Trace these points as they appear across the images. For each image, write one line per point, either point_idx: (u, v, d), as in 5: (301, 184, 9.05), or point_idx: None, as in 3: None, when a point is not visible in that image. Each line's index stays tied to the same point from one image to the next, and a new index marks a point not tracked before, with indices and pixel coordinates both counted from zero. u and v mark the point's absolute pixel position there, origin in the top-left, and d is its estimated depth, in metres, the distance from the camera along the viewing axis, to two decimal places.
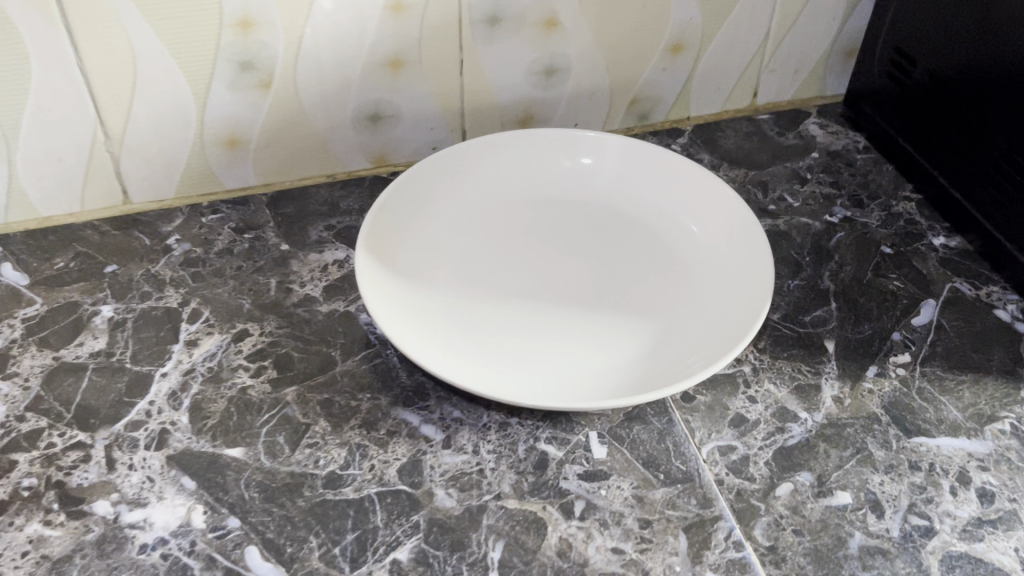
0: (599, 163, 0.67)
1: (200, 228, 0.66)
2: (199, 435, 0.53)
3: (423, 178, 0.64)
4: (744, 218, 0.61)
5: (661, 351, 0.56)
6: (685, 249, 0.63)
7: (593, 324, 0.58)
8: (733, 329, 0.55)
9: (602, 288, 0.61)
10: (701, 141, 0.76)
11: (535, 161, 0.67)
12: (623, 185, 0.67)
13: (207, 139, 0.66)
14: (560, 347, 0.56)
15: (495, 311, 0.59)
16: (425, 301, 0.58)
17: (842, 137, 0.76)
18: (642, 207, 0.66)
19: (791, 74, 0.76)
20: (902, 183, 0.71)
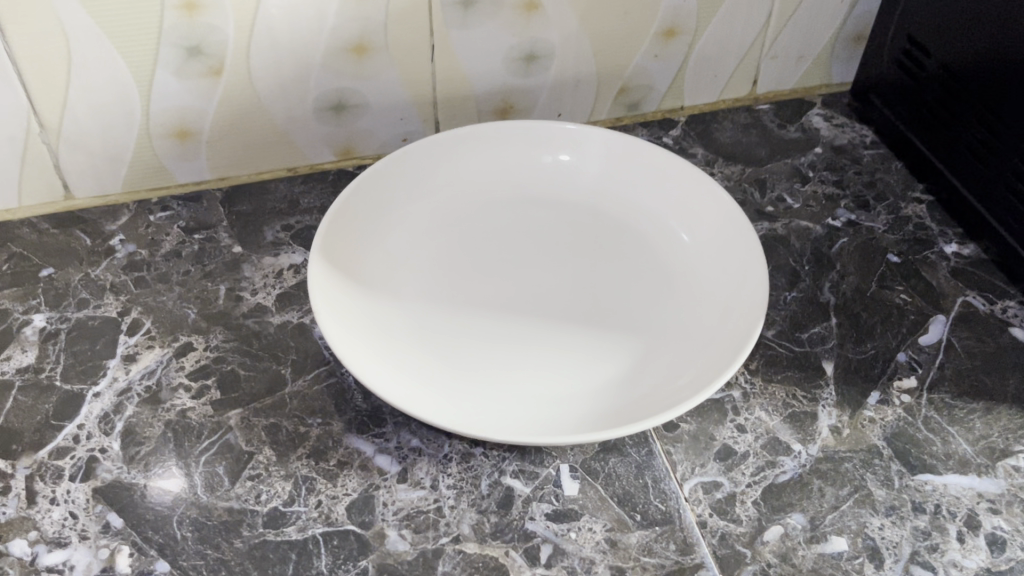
0: (580, 160, 0.62)
1: (147, 227, 0.61)
2: (130, 465, 0.48)
3: (387, 178, 0.58)
4: (737, 222, 0.55)
5: (644, 375, 0.51)
6: (674, 258, 0.57)
7: (568, 342, 0.53)
8: (722, 349, 0.49)
9: (581, 302, 0.55)
10: (695, 134, 0.70)
11: (510, 158, 0.62)
12: (607, 184, 0.61)
13: (154, 131, 0.61)
14: (532, 371, 0.51)
15: (462, 329, 0.54)
16: (385, 317, 0.53)
17: (848, 130, 0.70)
18: (627, 209, 0.60)
19: (795, 61, 0.70)
20: (911, 182, 0.66)
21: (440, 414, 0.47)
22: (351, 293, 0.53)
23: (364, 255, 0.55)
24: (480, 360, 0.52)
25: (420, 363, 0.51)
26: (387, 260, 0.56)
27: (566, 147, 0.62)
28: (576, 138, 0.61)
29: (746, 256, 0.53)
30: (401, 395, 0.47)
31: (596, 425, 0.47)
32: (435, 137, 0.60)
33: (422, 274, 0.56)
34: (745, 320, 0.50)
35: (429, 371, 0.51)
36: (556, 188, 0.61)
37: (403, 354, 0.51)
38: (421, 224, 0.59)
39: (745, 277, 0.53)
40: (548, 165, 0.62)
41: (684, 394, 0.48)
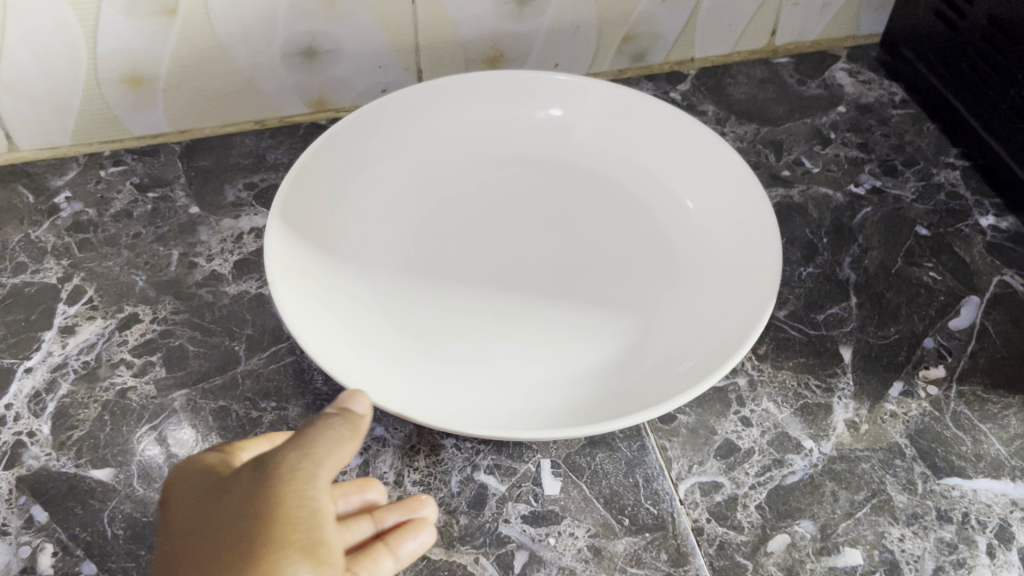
0: (575, 116, 0.55)
1: (97, 185, 0.56)
2: (60, 451, 0.43)
3: (360, 133, 0.52)
4: (750, 188, 0.49)
5: (639, 360, 0.45)
6: (677, 229, 0.51)
7: (554, 322, 0.47)
8: (729, 331, 0.43)
9: (572, 277, 0.50)
10: (705, 89, 0.64)
11: (497, 114, 0.56)
12: (604, 145, 0.55)
13: (104, 77, 0.55)
14: (514, 355, 0.46)
15: (437, 305, 0.48)
16: (352, 291, 0.47)
17: (875, 87, 0.64)
18: (626, 173, 0.54)
19: (819, 9, 0.64)
20: (945, 146, 0.59)
21: (407, 401, 0.41)
22: (314, 262, 0.47)
23: (330, 219, 0.49)
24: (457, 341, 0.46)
25: (389, 342, 0.46)
26: (357, 226, 0.50)
27: (559, 101, 0.55)
28: (570, 91, 0.55)
29: (758, 226, 0.47)
30: (364, 378, 0.41)
31: (584, 417, 0.42)
32: (413, 87, 0.54)
33: (396, 243, 0.51)
34: (755, 297, 0.44)
35: (398, 353, 0.45)
36: (547, 148, 0.55)
37: (370, 332, 0.46)
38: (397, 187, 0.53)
39: (756, 249, 0.46)
40: (539, 122, 0.56)
41: (683, 382, 0.42)
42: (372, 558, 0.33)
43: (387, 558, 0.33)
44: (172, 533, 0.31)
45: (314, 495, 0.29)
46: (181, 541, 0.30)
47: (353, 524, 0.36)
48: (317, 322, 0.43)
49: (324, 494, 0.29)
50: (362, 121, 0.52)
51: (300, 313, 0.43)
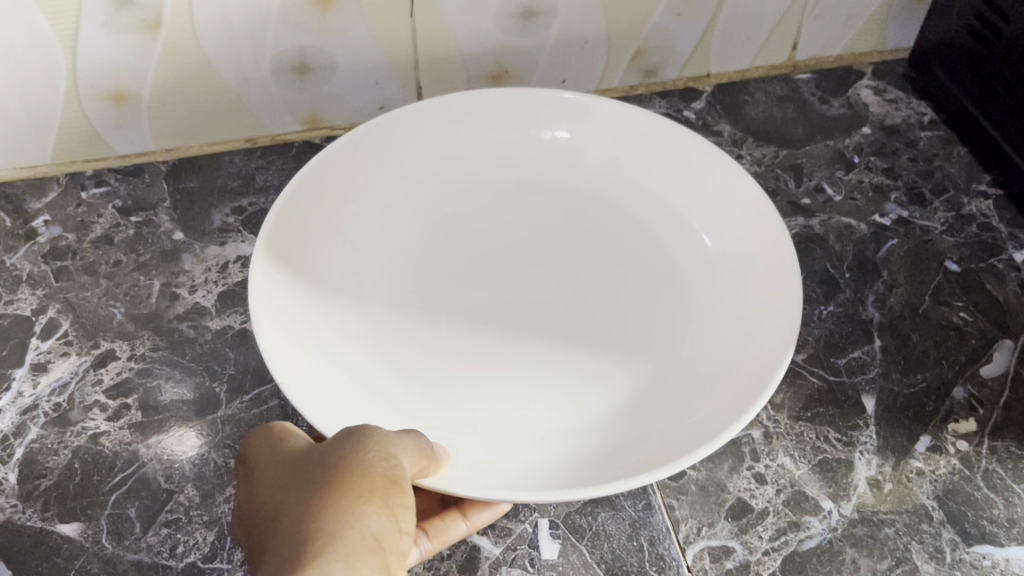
0: (586, 137, 0.51)
1: (77, 207, 0.53)
2: (26, 503, 0.40)
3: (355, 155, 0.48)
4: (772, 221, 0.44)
5: (651, 415, 0.41)
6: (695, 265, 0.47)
7: (557, 371, 0.43)
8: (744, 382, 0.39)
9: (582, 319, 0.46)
10: (721, 107, 0.60)
11: (501, 133, 0.51)
12: (617, 169, 0.51)
13: (84, 94, 0.52)
14: (516, 408, 0.42)
15: (434, 350, 0.44)
16: (343, 332, 0.43)
17: (902, 106, 0.60)
18: (640, 201, 0.50)
19: (843, 23, 0.60)
20: (976, 172, 0.56)
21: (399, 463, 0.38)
22: (304, 301, 0.43)
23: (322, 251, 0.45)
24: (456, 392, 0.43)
25: (381, 391, 0.42)
26: (350, 258, 0.46)
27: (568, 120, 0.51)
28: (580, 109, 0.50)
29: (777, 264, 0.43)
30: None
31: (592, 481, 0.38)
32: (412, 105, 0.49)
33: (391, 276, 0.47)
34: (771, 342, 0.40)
35: (392, 403, 0.41)
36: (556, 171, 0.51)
37: (361, 380, 0.42)
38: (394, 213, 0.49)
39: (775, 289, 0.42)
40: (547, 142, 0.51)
41: (694, 440, 0.38)
42: (444, 522, 0.38)
43: (459, 522, 0.38)
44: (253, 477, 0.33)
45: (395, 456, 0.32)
46: (267, 487, 0.32)
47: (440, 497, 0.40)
48: (306, 370, 0.40)
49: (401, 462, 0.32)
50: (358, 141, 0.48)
51: (288, 360, 0.39)
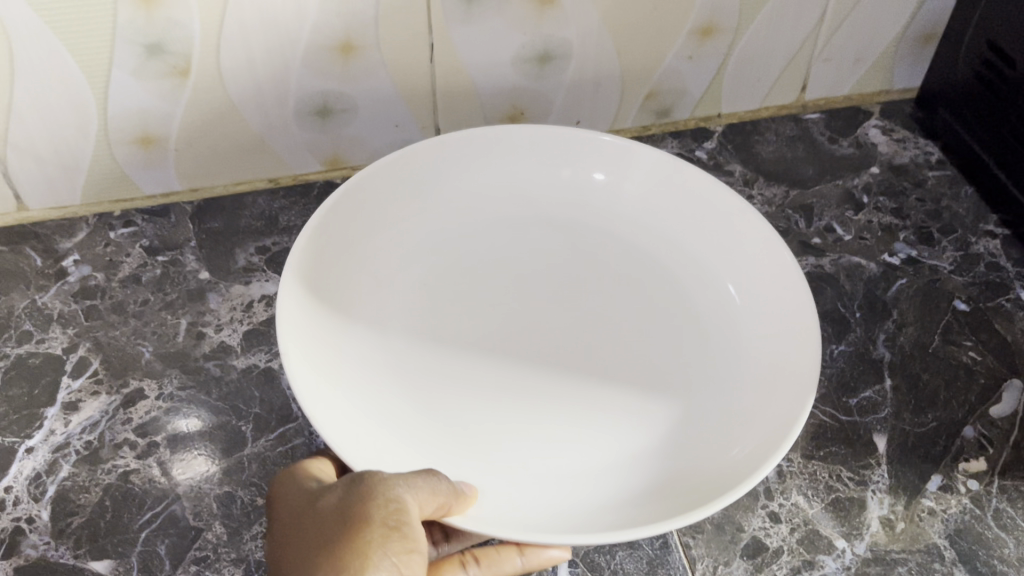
0: (620, 178, 0.51)
1: (106, 247, 0.54)
2: (58, 539, 0.42)
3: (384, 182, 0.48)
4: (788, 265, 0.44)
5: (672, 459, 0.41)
6: (713, 305, 0.47)
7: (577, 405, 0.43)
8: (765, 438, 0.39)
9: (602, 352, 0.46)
10: (732, 148, 0.62)
11: (531, 172, 0.51)
12: (647, 210, 0.50)
13: (114, 137, 0.54)
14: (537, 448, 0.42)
15: (457, 384, 0.44)
16: (366, 366, 0.44)
17: (909, 147, 0.61)
18: (666, 244, 0.50)
19: (850, 65, 0.61)
20: (983, 212, 0.57)
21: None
22: (328, 331, 0.43)
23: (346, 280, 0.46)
24: (479, 427, 0.43)
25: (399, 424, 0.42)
26: (373, 289, 0.46)
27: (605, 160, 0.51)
28: (621, 151, 0.50)
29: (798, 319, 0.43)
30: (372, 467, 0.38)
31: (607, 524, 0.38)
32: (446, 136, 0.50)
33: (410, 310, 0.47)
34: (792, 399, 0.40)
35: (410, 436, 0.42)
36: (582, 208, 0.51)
37: (380, 413, 0.42)
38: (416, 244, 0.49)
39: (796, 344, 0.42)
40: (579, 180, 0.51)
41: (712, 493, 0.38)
42: (500, 554, 0.39)
43: (514, 557, 0.39)
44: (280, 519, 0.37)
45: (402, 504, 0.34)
46: (285, 533, 0.36)
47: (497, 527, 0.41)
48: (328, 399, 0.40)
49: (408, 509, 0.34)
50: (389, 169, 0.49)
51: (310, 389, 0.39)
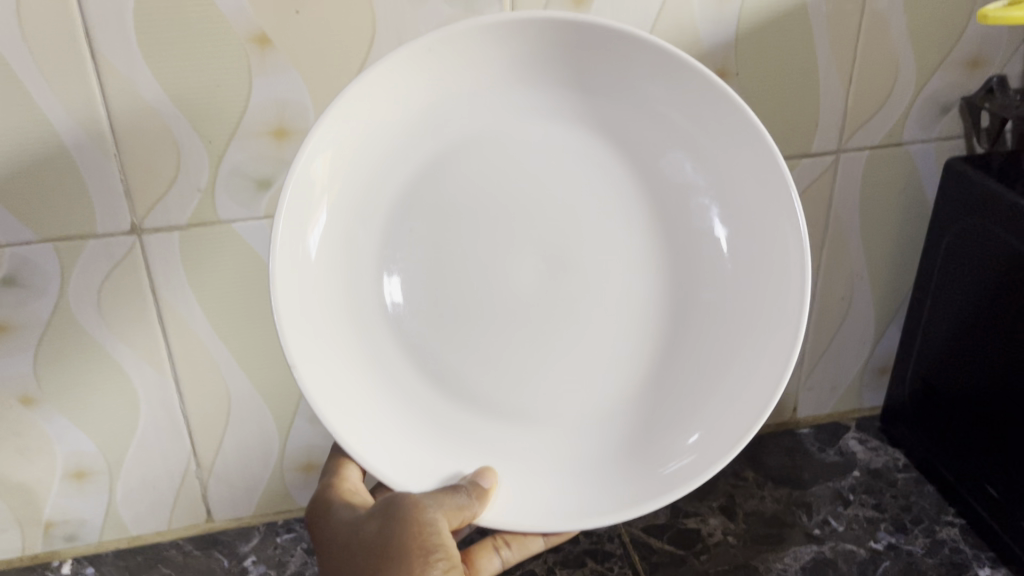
0: (631, 96, 0.58)
1: (275, 549, 0.72)
2: None
3: (382, 92, 0.53)
4: (770, 289, 0.58)
5: (600, 406, 0.61)
6: (642, 240, 0.62)
7: (530, 332, 0.61)
8: (711, 440, 0.57)
9: (543, 280, 0.62)
10: (746, 458, 0.81)
11: (536, 79, 0.57)
12: (630, 119, 0.59)
13: (287, 465, 0.73)
14: (505, 383, 0.61)
15: (451, 286, 0.60)
16: (359, 298, 0.58)
17: (882, 454, 0.80)
18: (645, 137, 0.60)
19: (829, 391, 0.83)
20: (944, 506, 0.74)
21: (409, 468, 0.56)
22: (331, 276, 0.56)
23: (337, 212, 0.56)
24: (465, 331, 0.61)
25: (383, 344, 0.59)
26: (365, 207, 0.57)
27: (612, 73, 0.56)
28: (641, 62, 0.55)
29: (769, 335, 0.57)
30: (373, 448, 0.54)
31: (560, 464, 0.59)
32: (451, 30, 0.51)
33: (406, 236, 0.59)
34: (751, 412, 0.56)
35: (399, 370, 0.59)
36: (570, 127, 0.60)
37: (368, 345, 0.58)
38: (411, 152, 0.58)
39: (764, 351, 0.57)
40: (583, 94, 0.58)
41: (666, 478, 0.57)
42: (528, 539, 0.64)
43: (538, 539, 0.64)
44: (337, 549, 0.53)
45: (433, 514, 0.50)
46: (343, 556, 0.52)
47: (528, 539, 0.64)
48: (334, 374, 0.55)
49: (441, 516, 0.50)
50: (392, 80, 0.53)
51: (319, 383, 0.53)
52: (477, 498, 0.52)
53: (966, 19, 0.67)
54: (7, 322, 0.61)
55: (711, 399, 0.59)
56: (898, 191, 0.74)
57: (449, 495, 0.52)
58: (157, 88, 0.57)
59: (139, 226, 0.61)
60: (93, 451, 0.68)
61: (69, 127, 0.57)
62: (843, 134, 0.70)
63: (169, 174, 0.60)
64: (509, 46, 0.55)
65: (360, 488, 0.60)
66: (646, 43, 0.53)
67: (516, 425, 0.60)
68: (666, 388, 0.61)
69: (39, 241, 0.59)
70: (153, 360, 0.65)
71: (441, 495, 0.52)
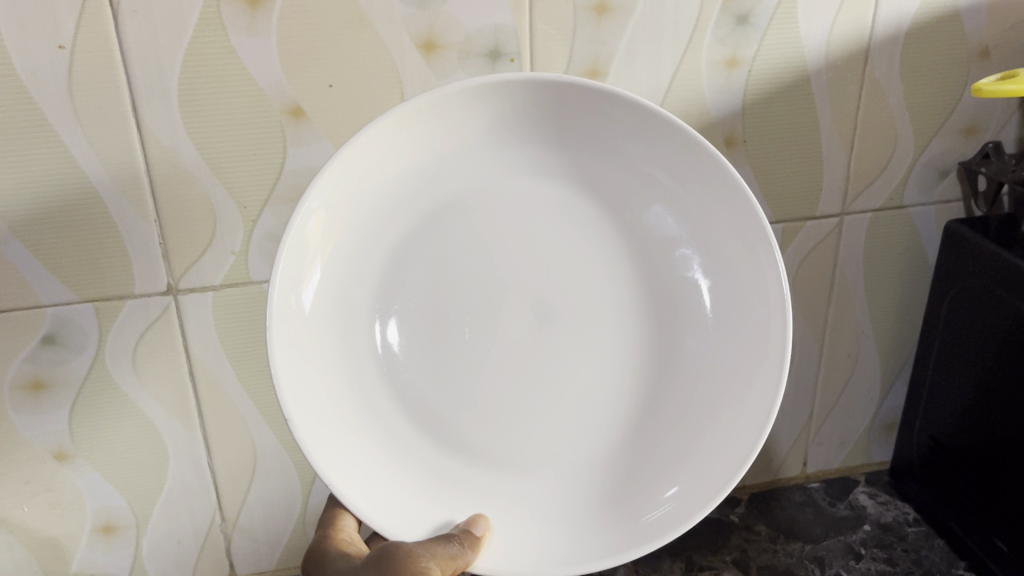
0: (617, 151, 0.60)
1: None
2: None
3: (378, 150, 0.55)
4: (752, 340, 0.60)
5: (590, 455, 0.62)
6: (627, 293, 0.64)
7: (521, 380, 0.63)
8: (697, 488, 0.58)
9: (532, 331, 0.63)
10: (757, 512, 0.82)
11: (524, 136, 0.60)
12: (613, 175, 0.61)
13: (309, 519, 0.74)
14: (497, 431, 0.62)
15: (444, 335, 0.62)
16: (353, 350, 0.59)
17: (892, 508, 0.82)
18: (630, 189, 0.62)
19: (837, 445, 0.85)
20: (954, 559, 0.75)
21: (401, 515, 0.57)
22: (327, 325, 0.58)
23: (332, 267, 0.57)
24: (458, 379, 0.62)
25: (375, 395, 0.60)
26: (360, 263, 0.59)
27: (596, 129, 0.59)
28: (625, 119, 0.57)
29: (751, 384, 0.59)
30: (364, 495, 0.55)
31: (548, 513, 0.60)
32: (445, 91, 0.54)
33: (401, 285, 0.61)
34: (736, 458, 0.57)
35: (391, 418, 0.60)
36: (559, 180, 0.62)
37: (362, 397, 0.59)
38: (404, 207, 0.59)
39: (749, 399, 0.59)
40: (571, 148, 0.60)
41: (650, 528, 0.58)
42: None
43: None
44: None
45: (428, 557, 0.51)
46: None
47: None
48: (327, 422, 0.56)
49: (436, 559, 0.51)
50: (390, 137, 0.55)
51: (314, 434, 0.54)
52: (469, 546, 0.53)
53: (961, 89, 0.71)
54: (45, 380, 0.64)
55: (694, 449, 0.61)
56: (900, 252, 0.76)
57: (443, 544, 0.53)
58: (197, 157, 0.60)
59: (175, 286, 0.63)
60: (122, 506, 0.69)
61: (112, 194, 0.60)
62: (847, 197, 0.73)
63: (206, 238, 0.63)
64: (502, 103, 0.57)
65: (355, 540, 0.60)
66: (630, 101, 0.55)
67: (507, 472, 0.62)
68: (653, 438, 0.62)
69: (80, 301, 0.62)
70: (183, 416, 0.68)
71: (434, 544, 0.53)
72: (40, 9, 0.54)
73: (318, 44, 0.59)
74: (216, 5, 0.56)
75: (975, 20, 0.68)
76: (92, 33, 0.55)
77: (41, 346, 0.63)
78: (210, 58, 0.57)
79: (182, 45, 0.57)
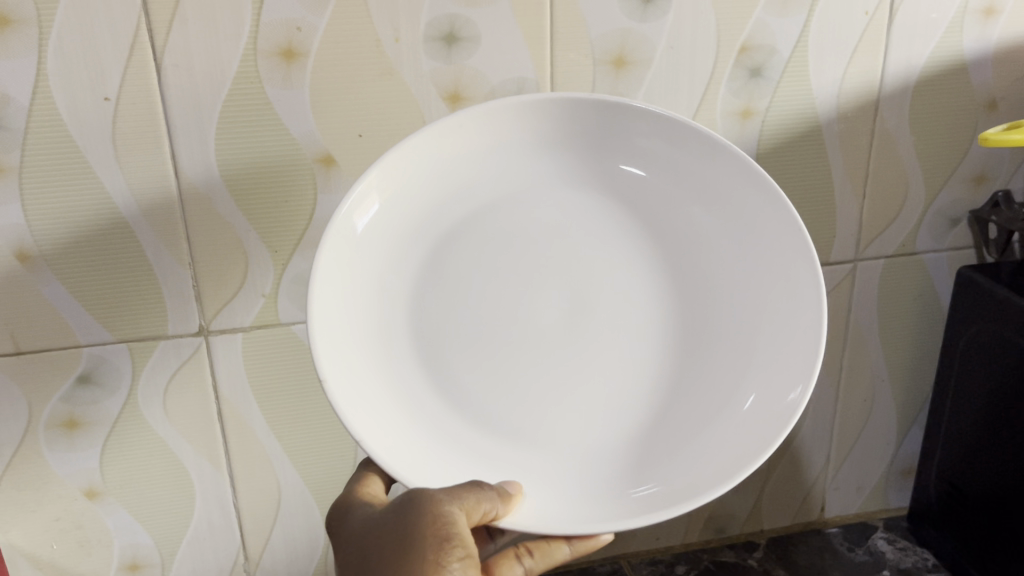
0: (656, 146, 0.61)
1: None
2: None
3: (417, 150, 0.58)
4: (795, 319, 0.59)
5: (625, 441, 0.61)
6: (661, 287, 0.64)
7: (557, 365, 0.63)
8: (734, 463, 0.57)
9: (566, 319, 0.64)
10: (774, 556, 0.82)
11: (557, 139, 0.62)
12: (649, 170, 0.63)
13: (330, 559, 0.76)
14: (532, 416, 0.62)
15: (481, 328, 0.62)
16: (391, 334, 0.60)
17: (911, 554, 0.81)
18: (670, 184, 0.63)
19: (855, 490, 0.85)
20: None
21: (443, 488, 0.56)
22: (365, 313, 0.59)
23: (372, 256, 0.59)
24: (492, 366, 0.62)
25: (410, 376, 0.60)
26: (399, 259, 0.61)
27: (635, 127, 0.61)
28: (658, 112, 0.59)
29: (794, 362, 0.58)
30: (401, 461, 0.55)
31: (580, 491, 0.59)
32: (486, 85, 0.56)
33: (441, 281, 0.62)
34: (777, 429, 0.56)
35: (426, 401, 0.60)
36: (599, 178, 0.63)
37: (399, 376, 0.60)
38: (445, 210, 0.62)
39: (792, 371, 0.58)
40: (610, 146, 0.62)
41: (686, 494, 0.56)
42: (552, 547, 0.55)
43: (562, 547, 0.55)
44: (358, 527, 0.52)
45: (459, 498, 0.49)
46: (364, 532, 0.51)
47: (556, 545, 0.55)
48: (362, 398, 0.56)
49: (465, 500, 0.49)
50: (439, 133, 0.58)
51: (352, 406, 0.55)
52: (503, 497, 0.51)
53: (970, 138, 0.73)
54: (79, 418, 0.65)
55: (737, 431, 0.59)
56: (914, 297, 0.78)
57: (477, 490, 0.50)
58: (231, 204, 0.63)
59: (207, 327, 0.65)
60: (148, 545, 0.71)
61: (150, 241, 0.62)
62: (860, 245, 0.75)
63: (237, 281, 0.65)
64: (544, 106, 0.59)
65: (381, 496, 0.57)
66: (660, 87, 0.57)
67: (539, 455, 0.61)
68: (690, 420, 0.61)
69: (115, 342, 0.64)
70: (210, 455, 0.69)
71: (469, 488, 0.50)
72: (87, 62, 0.57)
73: (349, 96, 0.61)
74: (253, 59, 0.59)
75: (982, 72, 0.70)
76: (136, 84, 0.58)
77: (76, 385, 0.65)
78: (246, 108, 0.60)
79: (219, 98, 0.60)
